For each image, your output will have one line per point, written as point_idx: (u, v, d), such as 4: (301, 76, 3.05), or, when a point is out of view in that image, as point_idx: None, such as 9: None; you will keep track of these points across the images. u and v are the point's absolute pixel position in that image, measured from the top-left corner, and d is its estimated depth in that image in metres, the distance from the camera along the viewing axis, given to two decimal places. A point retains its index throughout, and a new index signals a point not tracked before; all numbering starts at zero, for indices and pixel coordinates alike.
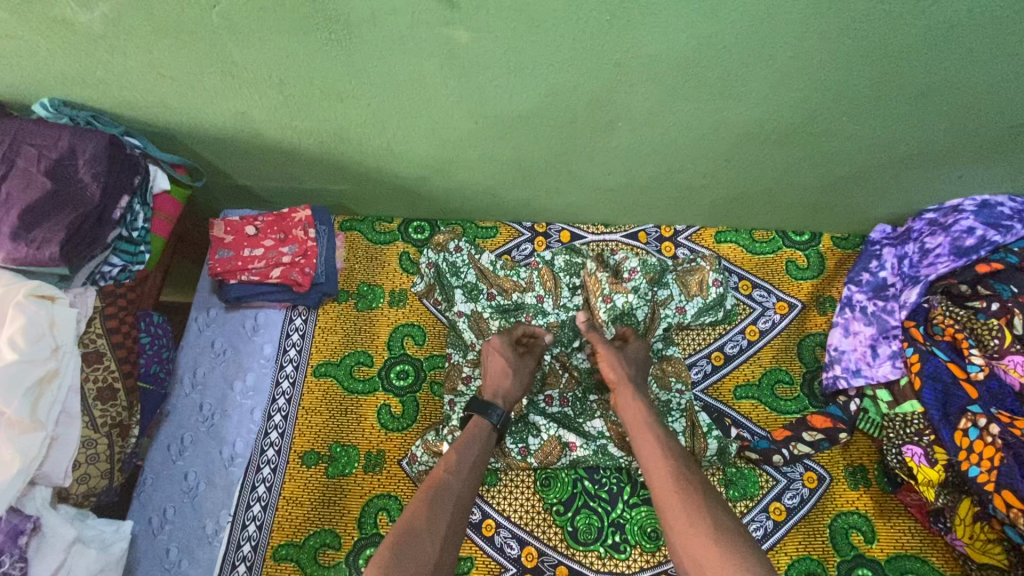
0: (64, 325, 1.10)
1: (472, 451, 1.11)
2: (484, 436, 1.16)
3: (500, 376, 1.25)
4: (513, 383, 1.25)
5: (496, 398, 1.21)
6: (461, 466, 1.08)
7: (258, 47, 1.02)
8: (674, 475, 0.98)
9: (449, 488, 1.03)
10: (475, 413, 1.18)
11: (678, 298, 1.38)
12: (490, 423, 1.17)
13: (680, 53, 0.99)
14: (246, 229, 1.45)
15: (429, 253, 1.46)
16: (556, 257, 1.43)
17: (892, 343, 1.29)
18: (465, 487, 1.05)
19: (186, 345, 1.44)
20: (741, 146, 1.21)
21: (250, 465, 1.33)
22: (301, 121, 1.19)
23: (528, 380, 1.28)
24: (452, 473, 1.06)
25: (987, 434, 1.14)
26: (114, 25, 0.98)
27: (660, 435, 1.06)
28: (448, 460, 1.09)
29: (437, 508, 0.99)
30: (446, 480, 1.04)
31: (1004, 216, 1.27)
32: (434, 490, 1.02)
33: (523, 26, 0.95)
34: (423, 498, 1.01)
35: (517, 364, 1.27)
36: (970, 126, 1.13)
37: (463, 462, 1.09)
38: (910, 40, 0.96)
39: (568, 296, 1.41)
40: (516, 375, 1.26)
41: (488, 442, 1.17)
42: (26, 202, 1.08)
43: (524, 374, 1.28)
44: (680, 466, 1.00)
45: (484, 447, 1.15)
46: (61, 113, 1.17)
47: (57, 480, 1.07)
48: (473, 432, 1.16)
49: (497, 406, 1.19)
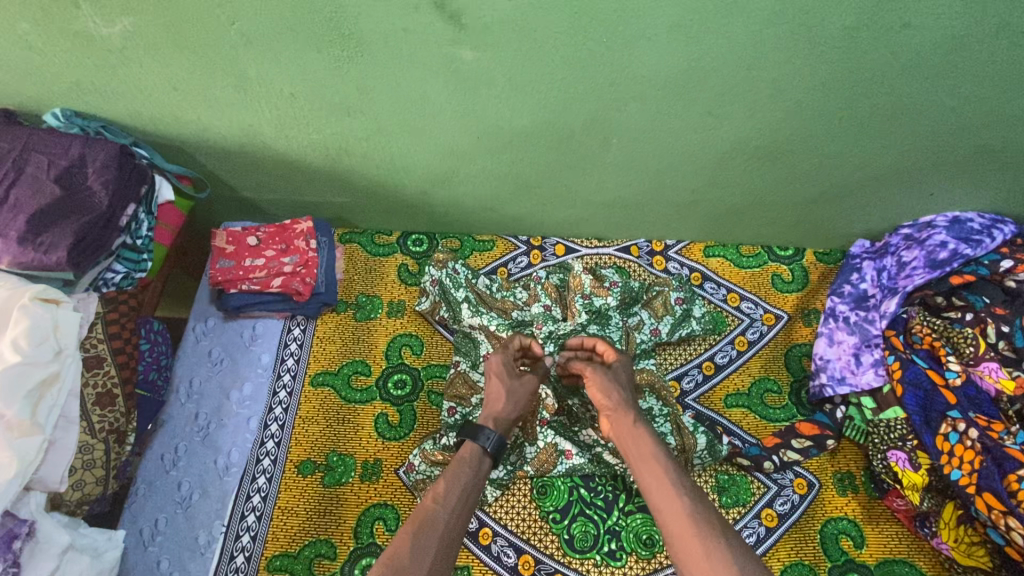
0: (68, 329, 1.10)
1: (465, 479, 1.03)
2: (477, 462, 1.08)
3: (494, 399, 1.19)
4: (506, 407, 1.19)
5: (488, 422, 1.16)
6: (450, 496, 0.99)
7: (272, 63, 1.06)
8: (688, 514, 0.88)
9: (436, 519, 0.95)
10: (465, 437, 1.11)
11: (649, 322, 1.41)
12: (480, 447, 1.09)
13: (671, 74, 1.05)
14: (247, 240, 1.47)
15: (431, 270, 1.49)
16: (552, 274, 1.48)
17: (875, 352, 1.33)
18: (454, 519, 0.97)
19: (183, 355, 1.45)
20: (729, 164, 1.27)
21: (244, 475, 1.33)
22: (307, 134, 1.23)
23: (525, 403, 1.22)
24: (438, 504, 0.97)
25: (967, 437, 1.19)
26: (134, 39, 1.02)
27: (666, 464, 0.97)
28: (436, 489, 1.01)
29: (422, 543, 0.91)
30: (433, 513, 0.96)
31: (974, 231, 1.33)
32: (421, 523, 0.94)
33: (525, 47, 1.01)
34: (407, 533, 0.92)
35: (514, 386, 1.22)
36: (940, 147, 1.21)
37: (451, 492, 1.00)
38: (882, 66, 1.04)
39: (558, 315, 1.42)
40: (511, 398, 1.20)
41: (484, 471, 1.08)
42: (34, 207, 1.10)
43: (520, 397, 1.21)
44: (692, 501, 0.90)
45: (478, 474, 1.07)
46: (73, 123, 1.20)
47: (52, 486, 1.06)
48: (466, 457, 1.08)
49: (488, 430, 1.12)
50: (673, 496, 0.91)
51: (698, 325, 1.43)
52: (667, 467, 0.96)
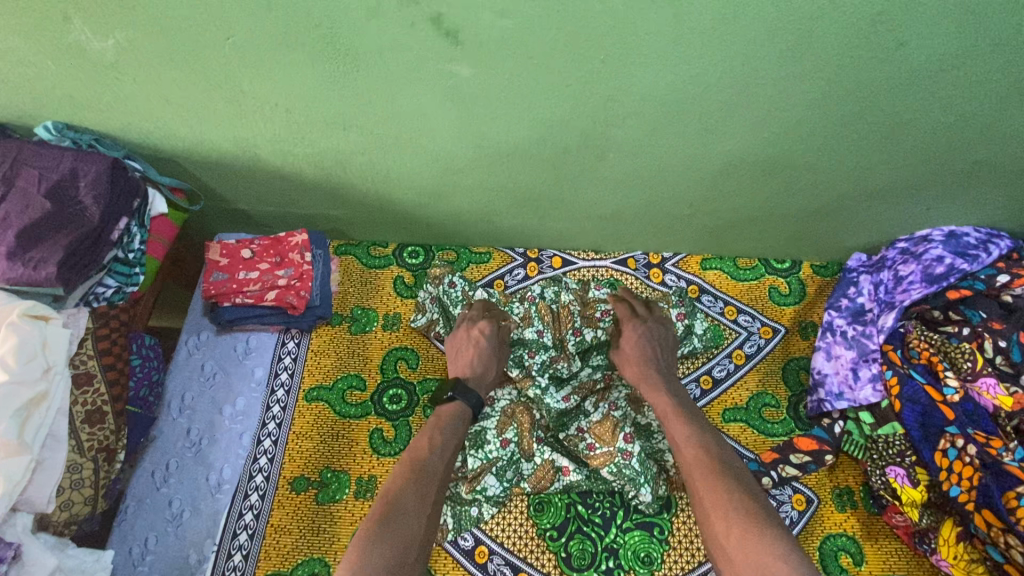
0: (56, 346, 1.08)
1: (454, 431, 1.17)
2: (463, 417, 1.21)
3: (481, 363, 1.28)
4: (492, 371, 1.30)
5: (476, 385, 1.27)
6: (441, 446, 1.14)
7: (267, 78, 1.06)
8: (701, 456, 1.06)
9: (429, 464, 1.10)
10: (455, 398, 1.22)
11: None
12: (467, 408, 1.22)
13: (668, 90, 1.05)
14: (241, 252, 1.46)
15: (429, 287, 1.49)
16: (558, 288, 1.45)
17: (873, 366, 1.33)
18: (443, 465, 1.12)
19: (176, 369, 1.43)
20: (726, 178, 1.27)
21: (237, 492, 1.31)
22: (302, 148, 1.23)
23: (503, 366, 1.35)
24: (431, 453, 1.12)
25: (965, 454, 1.18)
26: (126, 53, 1.01)
27: (685, 418, 1.15)
28: (428, 439, 1.15)
29: (420, 484, 1.06)
30: (427, 459, 1.10)
31: (970, 246, 1.34)
32: (415, 469, 1.08)
33: (523, 64, 1.01)
34: (404, 478, 1.06)
35: (497, 352, 1.32)
36: (937, 163, 1.21)
37: (443, 442, 1.15)
38: (879, 84, 1.04)
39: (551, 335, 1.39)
40: (496, 363, 1.31)
41: (469, 423, 1.22)
42: (24, 222, 1.08)
43: (500, 361, 1.33)
44: (705, 446, 1.08)
45: (464, 425, 1.21)
46: (65, 135, 1.18)
47: (40, 506, 1.04)
48: (447, 414, 1.20)
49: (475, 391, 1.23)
50: (688, 441, 1.10)
51: (700, 342, 1.42)
52: (684, 421, 1.14)
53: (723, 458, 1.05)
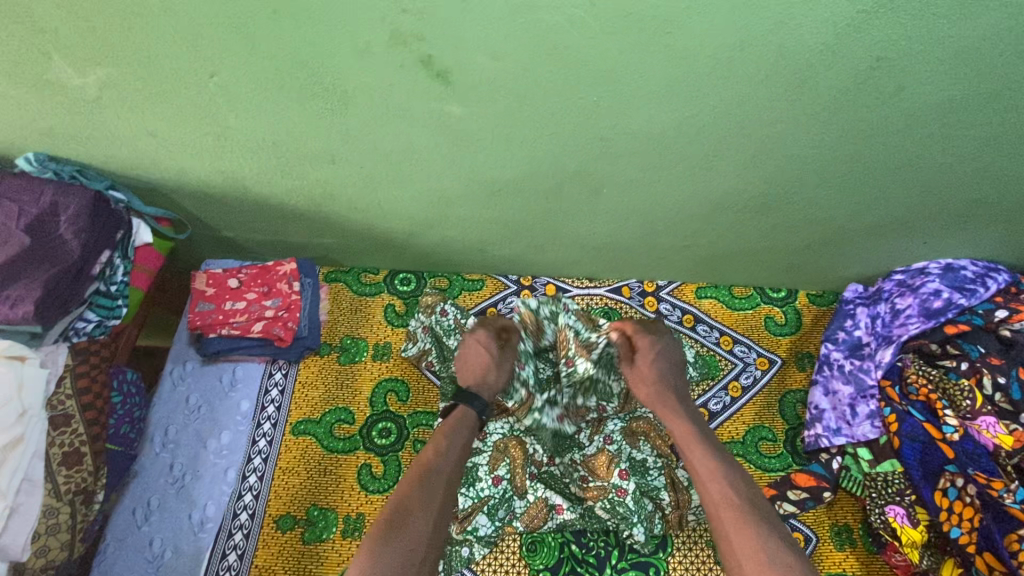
0: (32, 387, 1.05)
1: (462, 435, 1.13)
2: (472, 424, 1.16)
3: (483, 369, 1.21)
4: (497, 376, 1.22)
5: (482, 391, 1.20)
6: (452, 451, 1.10)
7: (254, 114, 1.03)
8: (728, 494, 1.01)
9: (438, 470, 1.06)
10: (459, 403, 1.16)
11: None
12: (473, 415, 1.16)
13: (662, 129, 1.04)
14: (228, 282, 1.43)
15: (421, 316, 1.46)
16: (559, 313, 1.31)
17: (870, 402, 1.31)
18: (454, 470, 1.08)
19: (159, 401, 1.39)
20: (722, 212, 1.25)
21: (221, 531, 1.27)
22: (291, 180, 1.20)
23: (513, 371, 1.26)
24: (440, 457, 1.08)
25: (966, 494, 1.17)
26: (109, 89, 0.99)
27: (708, 448, 1.09)
28: (438, 443, 1.11)
29: (427, 493, 1.03)
30: (435, 466, 1.07)
31: (967, 279, 1.32)
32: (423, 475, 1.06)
33: (515, 103, 0.99)
34: (412, 482, 1.04)
35: (502, 355, 1.24)
36: (933, 200, 1.20)
37: (453, 447, 1.10)
38: (876, 124, 1.02)
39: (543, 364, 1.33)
40: (500, 368, 1.22)
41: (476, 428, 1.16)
42: (2, 258, 1.06)
43: (508, 367, 1.24)
44: (732, 483, 1.02)
45: (472, 431, 1.15)
46: (46, 167, 1.15)
47: (15, 555, 1.00)
48: (458, 420, 1.15)
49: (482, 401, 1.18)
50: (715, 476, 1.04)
51: (695, 371, 1.40)
52: (709, 451, 1.08)
53: (745, 495, 1.01)
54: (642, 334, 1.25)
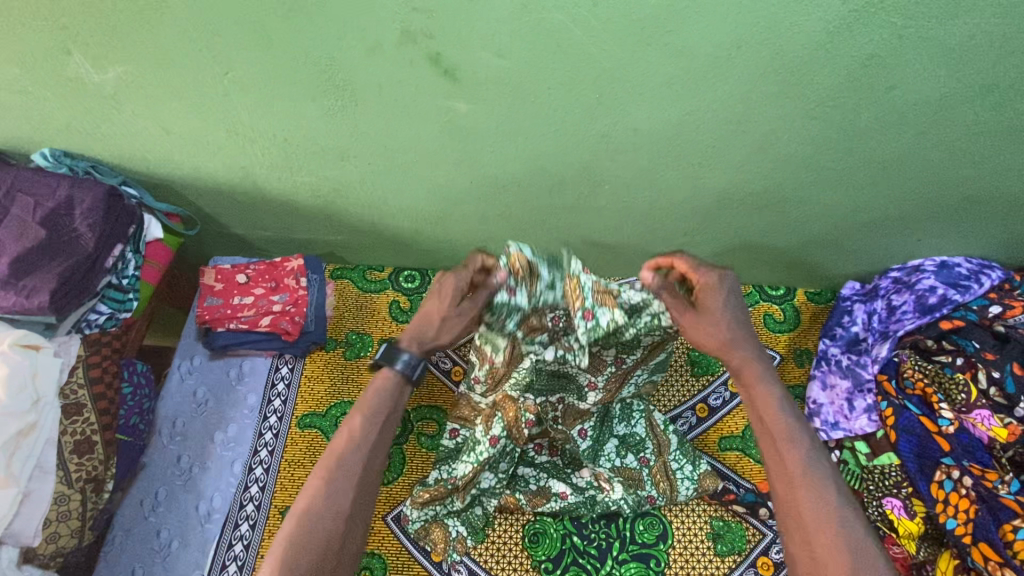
0: (46, 375, 1.08)
1: (379, 412, 1.01)
2: (398, 391, 1.04)
3: (425, 317, 1.04)
4: (435, 332, 1.05)
5: (409, 343, 1.04)
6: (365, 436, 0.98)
7: (265, 110, 1.06)
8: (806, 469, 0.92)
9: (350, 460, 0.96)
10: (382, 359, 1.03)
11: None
12: (399, 376, 1.03)
13: (663, 126, 1.07)
14: (237, 277, 1.46)
15: None
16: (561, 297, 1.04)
17: (867, 397, 1.34)
18: (369, 458, 0.98)
19: (167, 395, 1.42)
20: (721, 209, 1.28)
21: (227, 522, 1.29)
22: (299, 176, 1.23)
23: (459, 330, 1.06)
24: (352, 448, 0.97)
25: (961, 486, 1.18)
26: (126, 85, 1.02)
27: (786, 412, 0.97)
28: (352, 425, 0.99)
29: (335, 490, 0.93)
30: (345, 454, 0.96)
31: (962, 276, 1.34)
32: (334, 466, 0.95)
33: (519, 100, 1.02)
34: (322, 474, 0.94)
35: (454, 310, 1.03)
36: (927, 198, 1.23)
37: (368, 430, 0.99)
38: (870, 122, 1.05)
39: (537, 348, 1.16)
40: (443, 325, 1.04)
41: (405, 391, 1.05)
42: (18, 250, 1.08)
43: (455, 327, 1.04)
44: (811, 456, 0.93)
45: (394, 399, 1.03)
46: (61, 163, 1.19)
47: (26, 539, 1.03)
48: (379, 388, 1.03)
49: (418, 362, 1.04)
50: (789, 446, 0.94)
51: None
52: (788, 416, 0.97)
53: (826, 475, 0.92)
54: (707, 273, 0.99)
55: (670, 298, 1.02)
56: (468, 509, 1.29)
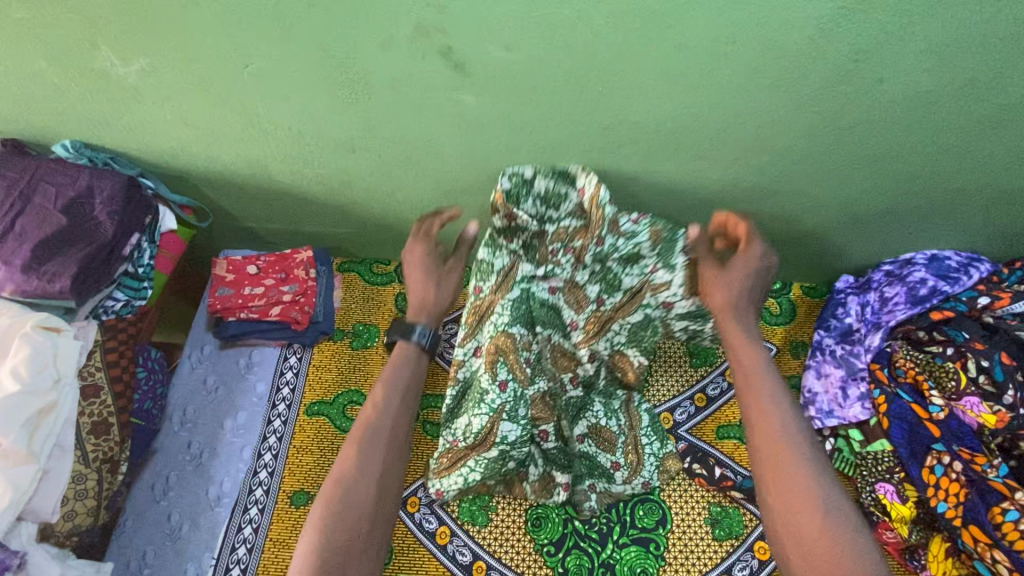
0: (67, 356, 1.11)
1: (399, 376, 1.21)
2: (415, 360, 1.25)
3: (422, 287, 1.30)
4: (433, 295, 1.30)
5: (419, 316, 1.29)
6: (390, 406, 1.16)
7: (282, 102, 1.11)
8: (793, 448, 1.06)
9: (379, 428, 1.13)
10: (398, 337, 1.25)
11: (675, 292, 1.32)
12: (416, 345, 1.25)
13: (662, 120, 1.11)
14: (247, 268, 1.49)
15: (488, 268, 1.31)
16: (564, 215, 1.26)
17: (861, 385, 1.37)
18: (396, 422, 1.15)
19: (178, 382, 1.45)
20: (719, 203, 1.32)
21: (236, 506, 1.32)
22: (311, 168, 1.27)
23: (455, 282, 1.34)
24: (382, 415, 1.15)
25: (951, 470, 1.22)
26: (149, 78, 1.06)
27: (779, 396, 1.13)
28: (375, 398, 1.17)
29: (366, 457, 1.10)
30: (376, 423, 1.13)
31: (952, 269, 1.38)
32: (365, 438, 1.11)
33: (525, 94, 1.06)
34: (356, 439, 1.12)
35: (441, 276, 1.32)
36: (917, 192, 1.27)
37: (391, 399, 1.17)
38: (860, 116, 1.10)
39: (530, 269, 1.33)
40: (438, 288, 1.31)
41: (423, 355, 1.26)
42: (40, 237, 1.12)
43: (447, 285, 1.32)
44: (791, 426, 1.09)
45: (416, 367, 1.24)
46: (82, 154, 1.23)
47: (45, 516, 1.06)
48: (400, 357, 1.24)
49: (420, 326, 1.26)
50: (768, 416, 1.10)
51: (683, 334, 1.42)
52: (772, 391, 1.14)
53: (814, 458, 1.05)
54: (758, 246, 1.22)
55: (705, 254, 1.27)
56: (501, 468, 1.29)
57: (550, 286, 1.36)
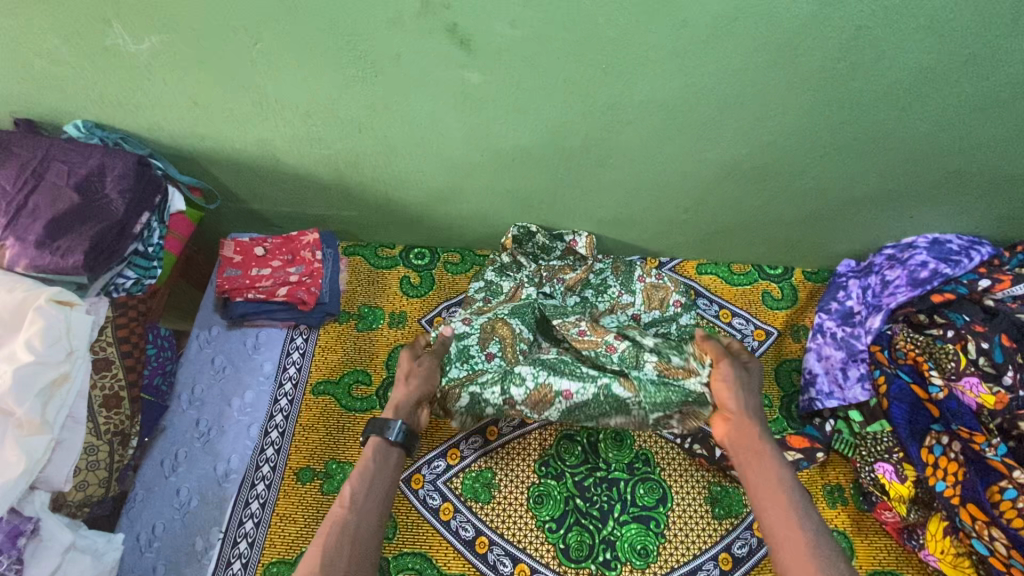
0: (80, 331, 1.12)
1: (375, 477, 1.08)
2: (386, 457, 1.12)
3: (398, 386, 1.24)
4: (408, 390, 1.23)
5: (391, 409, 1.19)
6: (360, 497, 1.04)
7: (290, 81, 1.12)
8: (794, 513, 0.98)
9: (347, 523, 1.00)
10: (370, 432, 1.14)
11: (637, 306, 1.48)
12: (385, 437, 1.12)
13: (665, 99, 1.12)
14: (254, 250, 1.51)
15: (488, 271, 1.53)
16: (553, 258, 1.53)
17: (861, 366, 1.38)
18: (369, 520, 1.02)
19: (187, 362, 1.47)
20: (721, 185, 1.34)
21: (243, 482, 1.34)
22: (318, 149, 1.29)
23: (429, 385, 1.26)
24: (350, 508, 1.02)
25: (950, 450, 1.23)
26: (159, 56, 1.08)
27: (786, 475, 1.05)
28: (344, 494, 1.05)
29: (336, 553, 0.95)
30: (346, 518, 1.01)
31: (953, 252, 1.39)
32: (335, 531, 0.98)
33: (529, 71, 1.08)
34: (320, 544, 0.96)
35: (414, 372, 1.26)
36: (918, 173, 1.28)
37: (362, 490, 1.05)
38: (862, 95, 1.11)
39: (534, 289, 1.48)
40: (412, 380, 1.24)
41: (395, 463, 1.13)
42: (53, 213, 1.14)
43: (424, 382, 1.25)
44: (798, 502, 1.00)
45: (387, 466, 1.11)
46: (93, 134, 1.25)
47: (57, 485, 1.08)
48: (371, 454, 1.11)
49: (394, 420, 1.14)
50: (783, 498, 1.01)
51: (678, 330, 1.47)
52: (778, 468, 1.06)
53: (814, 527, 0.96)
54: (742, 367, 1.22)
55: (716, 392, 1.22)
56: (477, 412, 1.30)
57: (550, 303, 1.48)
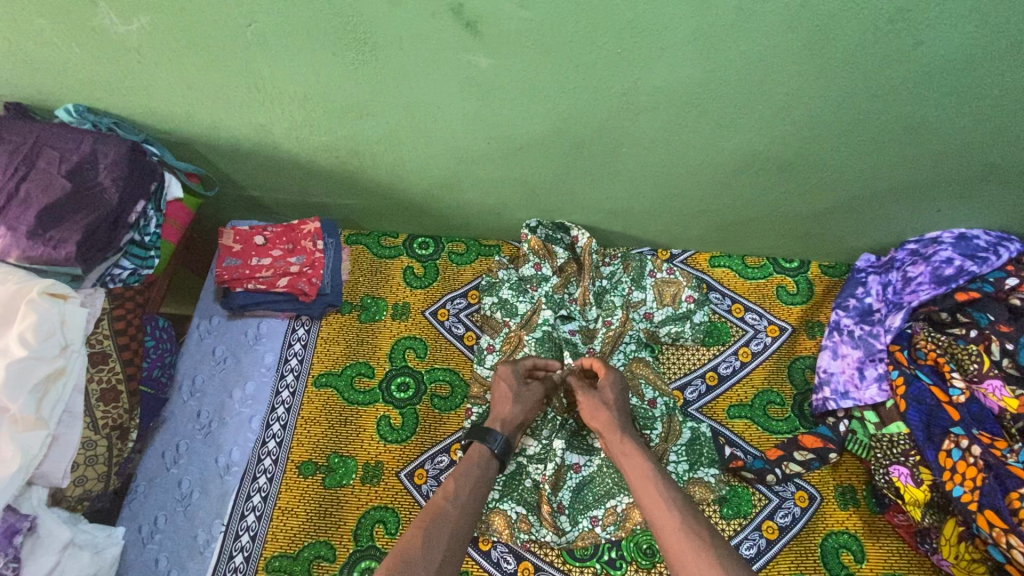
0: (73, 324, 1.11)
1: (474, 478, 1.11)
2: (487, 463, 1.14)
3: (500, 403, 1.24)
4: (513, 410, 1.23)
5: (494, 424, 1.20)
6: (461, 494, 1.07)
7: (287, 64, 1.07)
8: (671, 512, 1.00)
9: (445, 514, 1.03)
10: (473, 439, 1.17)
11: (649, 304, 1.44)
12: (488, 449, 1.16)
13: (683, 84, 1.06)
14: (255, 239, 1.47)
15: (506, 291, 1.46)
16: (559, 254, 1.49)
17: (879, 366, 1.33)
18: (464, 517, 1.04)
19: (187, 353, 1.45)
20: (737, 175, 1.27)
21: (245, 475, 1.32)
22: (318, 135, 1.24)
23: (533, 407, 1.25)
24: (449, 499, 1.05)
25: (969, 454, 1.18)
26: (150, 37, 1.03)
27: (660, 477, 1.07)
28: (446, 488, 1.08)
29: (434, 536, 0.99)
30: (444, 508, 1.04)
31: (980, 248, 1.34)
32: (433, 517, 1.02)
33: (540, 55, 1.02)
34: (419, 525, 1.01)
35: (521, 392, 1.26)
36: (948, 164, 1.21)
37: (462, 490, 1.08)
38: (893, 81, 1.04)
39: (551, 313, 1.41)
40: (517, 401, 1.24)
41: (491, 469, 1.15)
42: (44, 202, 1.11)
43: (527, 402, 1.25)
44: (673, 499, 1.02)
45: (485, 473, 1.13)
46: (85, 119, 1.20)
47: (55, 481, 1.07)
48: (473, 457, 1.15)
49: (496, 432, 1.17)
50: (659, 499, 1.03)
51: (691, 329, 1.43)
52: (649, 470, 1.08)
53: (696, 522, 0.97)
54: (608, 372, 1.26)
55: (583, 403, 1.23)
56: (518, 487, 1.30)
57: (570, 329, 1.42)
